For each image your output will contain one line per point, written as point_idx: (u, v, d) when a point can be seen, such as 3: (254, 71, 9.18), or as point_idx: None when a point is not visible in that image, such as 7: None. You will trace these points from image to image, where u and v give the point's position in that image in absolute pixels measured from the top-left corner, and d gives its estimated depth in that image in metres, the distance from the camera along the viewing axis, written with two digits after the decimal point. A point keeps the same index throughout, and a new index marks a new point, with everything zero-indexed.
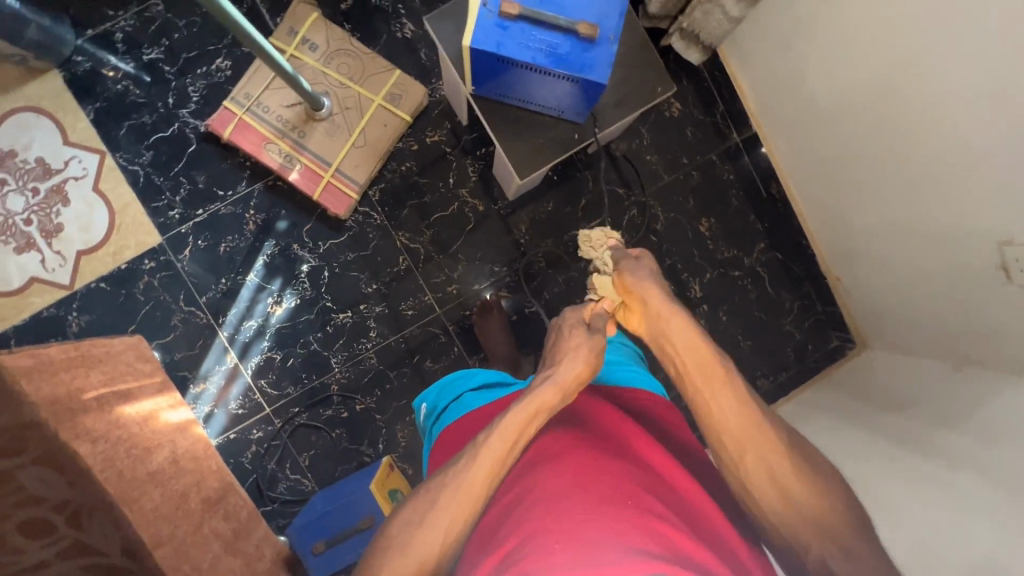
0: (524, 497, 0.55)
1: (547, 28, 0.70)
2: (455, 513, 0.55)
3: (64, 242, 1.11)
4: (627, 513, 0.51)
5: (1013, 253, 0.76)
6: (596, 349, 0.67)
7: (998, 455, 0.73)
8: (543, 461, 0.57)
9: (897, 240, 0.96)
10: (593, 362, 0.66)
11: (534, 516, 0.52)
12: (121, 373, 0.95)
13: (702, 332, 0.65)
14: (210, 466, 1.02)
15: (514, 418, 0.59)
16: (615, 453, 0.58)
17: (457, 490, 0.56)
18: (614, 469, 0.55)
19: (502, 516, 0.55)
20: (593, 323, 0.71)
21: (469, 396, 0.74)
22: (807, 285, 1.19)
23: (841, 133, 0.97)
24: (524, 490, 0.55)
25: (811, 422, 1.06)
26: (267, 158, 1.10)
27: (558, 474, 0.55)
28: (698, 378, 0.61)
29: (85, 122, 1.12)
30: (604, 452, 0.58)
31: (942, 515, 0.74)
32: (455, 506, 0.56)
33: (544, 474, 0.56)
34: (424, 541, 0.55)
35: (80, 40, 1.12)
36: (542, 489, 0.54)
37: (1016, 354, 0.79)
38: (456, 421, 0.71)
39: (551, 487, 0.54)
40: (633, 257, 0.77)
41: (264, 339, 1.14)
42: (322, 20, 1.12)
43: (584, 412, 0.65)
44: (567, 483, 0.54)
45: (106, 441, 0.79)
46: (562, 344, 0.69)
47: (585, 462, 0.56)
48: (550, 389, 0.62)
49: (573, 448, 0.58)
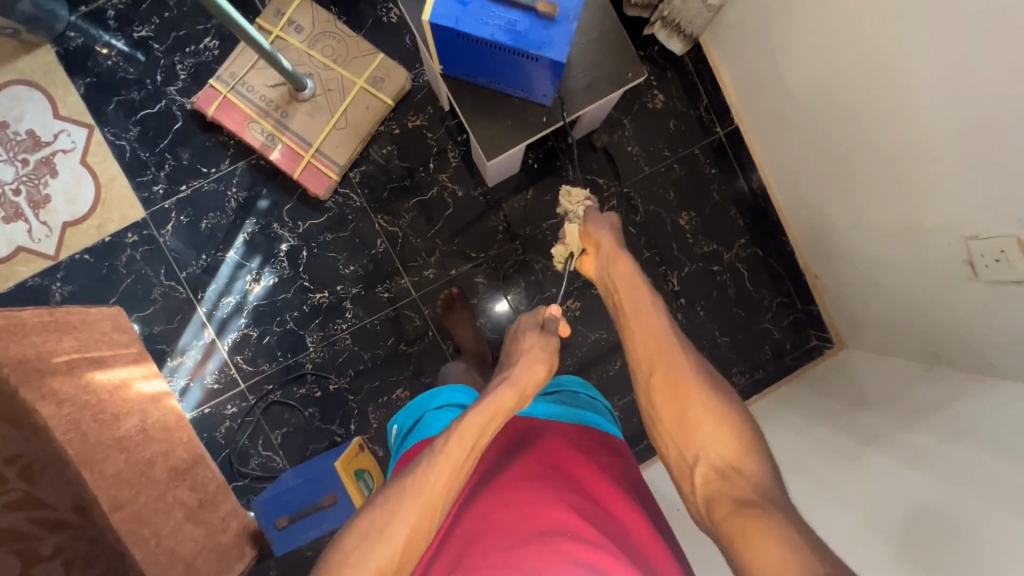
0: (469, 532, 0.53)
1: (506, 5, 0.70)
2: (415, 526, 0.51)
3: (51, 213, 1.14)
4: (572, 542, 0.50)
5: (978, 248, 0.75)
6: (549, 348, 0.67)
7: (957, 453, 0.72)
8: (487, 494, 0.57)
9: (873, 240, 0.94)
10: (551, 364, 0.65)
11: (477, 550, 0.51)
12: (96, 341, 0.97)
13: (641, 275, 0.68)
14: (182, 437, 1.03)
15: (474, 421, 0.57)
16: (562, 487, 0.57)
17: (417, 497, 0.52)
18: (558, 501, 0.55)
19: (451, 548, 0.53)
20: (546, 325, 0.71)
21: (433, 413, 0.72)
22: (787, 282, 1.17)
23: (817, 128, 0.96)
24: (469, 528, 0.54)
25: (780, 418, 1.05)
26: (249, 136, 1.11)
27: (503, 507, 0.54)
28: (633, 317, 0.64)
29: (75, 96, 1.14)
30: (550, 484, 0.57)
31: (893, 509, 0.72)
32: (414, 517, 0.51)
33: (487, 507, 0.55)
34: (381, 553, 0.49)
35: (74, 17, 1.15)
36: (484, 522, 0.53)
37: (986, 352, 0.78)
38: (422, 439, 0.68)
39: (495, 519, 0.53)
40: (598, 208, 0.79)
41: (242, 316, 1.16)
42: (308, 3, 1.13)
43: (535, 442, 0.64)
44: (511, 515, 0.53)
45: (73, 404, 0.81)
46: (518, 345, 0.68)
47: (530, 494, 0.55)
48: (507, 391, 0.60)
49: (517, 481, 0.57)
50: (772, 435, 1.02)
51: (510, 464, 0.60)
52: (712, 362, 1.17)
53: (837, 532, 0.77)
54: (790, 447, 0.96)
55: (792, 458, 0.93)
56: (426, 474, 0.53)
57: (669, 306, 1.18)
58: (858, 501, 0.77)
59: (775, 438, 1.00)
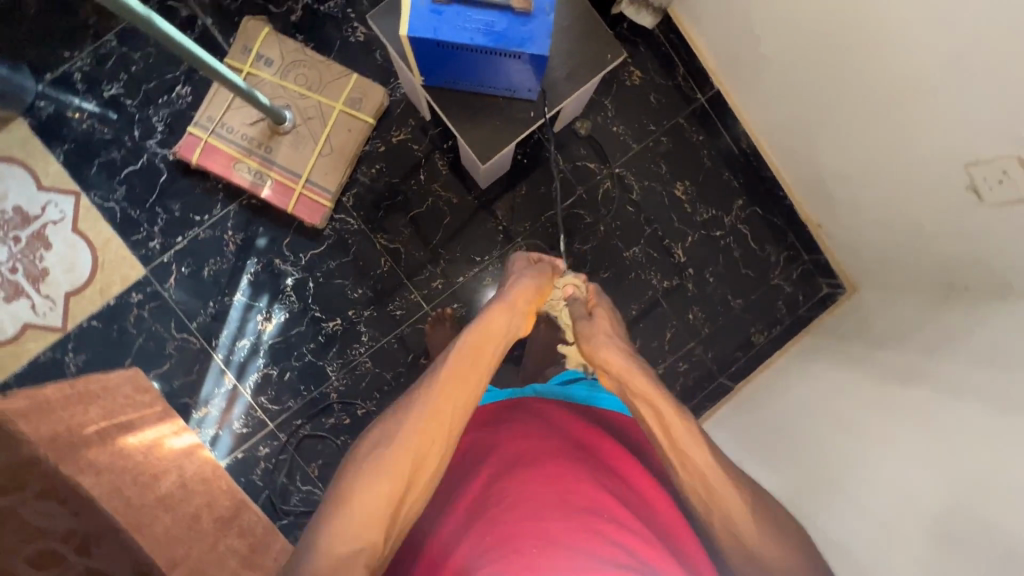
0: (495, 499, 0.57)
1: (481, 7, 0.70)
2: (424, 436, 0.56)
3: (51, 285, 1.13)
4: (603, 521, 0.55)
5: (980, 173, 0.76)
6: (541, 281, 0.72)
7: (986, 376, 0.73)
8: (517, 464, 0.60)
9: (870, 178, 0.95)
10: (541, 289, 0.71)
11: (504, 520, 0.55)
12: (121, 405, 0.97)
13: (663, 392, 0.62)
14: (221, 486, 1.03)
15: (470, 339, 0.62)
16: (589, 465, 0.61)
17: (424, 412, 0.57)
18: (587, 476, 0.59)
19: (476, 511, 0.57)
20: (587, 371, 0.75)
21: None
22: (790, 236, 1.18)
23: (800, 78, 0.96)
24: (496, 496, 0.58)
25: (805, 370, 1.06)
26: (238, 178, 1.11)
27: (533, 481, 0.58)
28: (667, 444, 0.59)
29: (56, 165, 1.13)
30: (577, 458, 0.61)
31: (932, 440, 0.73)
32: (422, 428, 0.56)
33: (517, 478, 0.58)
34: (395, 458, 0.55)
35: (41, 86, 1.13)
36: (514, 494, 0.57)
37: (1001, 272, 0.78)
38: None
39: (524, 492, 0.57)
40: (587, 314, 0.72)
41: (259, 356, 1.15)
42: (274, 35, 1.12)
43: (560, 421, 0.67)
44: (542, 490, 0.57)
45: (110, 472, 0.79)
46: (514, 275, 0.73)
47: (560, 469, 0.59)
48: (502, 312, 0.66)
49: (549, 456, 0.61)
50: (801, 390, 1.02)
51: (538, 436, 0.64)
52: (728, 326, 1.18)
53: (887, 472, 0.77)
54: (821, 397, 0.97)
55: (824, 408, 0.94)
56: (435, 390, 0.58)
57: (678, 278, 1.18)
58: (899, 439, 0.78)
59: (805, 392, 1.01)
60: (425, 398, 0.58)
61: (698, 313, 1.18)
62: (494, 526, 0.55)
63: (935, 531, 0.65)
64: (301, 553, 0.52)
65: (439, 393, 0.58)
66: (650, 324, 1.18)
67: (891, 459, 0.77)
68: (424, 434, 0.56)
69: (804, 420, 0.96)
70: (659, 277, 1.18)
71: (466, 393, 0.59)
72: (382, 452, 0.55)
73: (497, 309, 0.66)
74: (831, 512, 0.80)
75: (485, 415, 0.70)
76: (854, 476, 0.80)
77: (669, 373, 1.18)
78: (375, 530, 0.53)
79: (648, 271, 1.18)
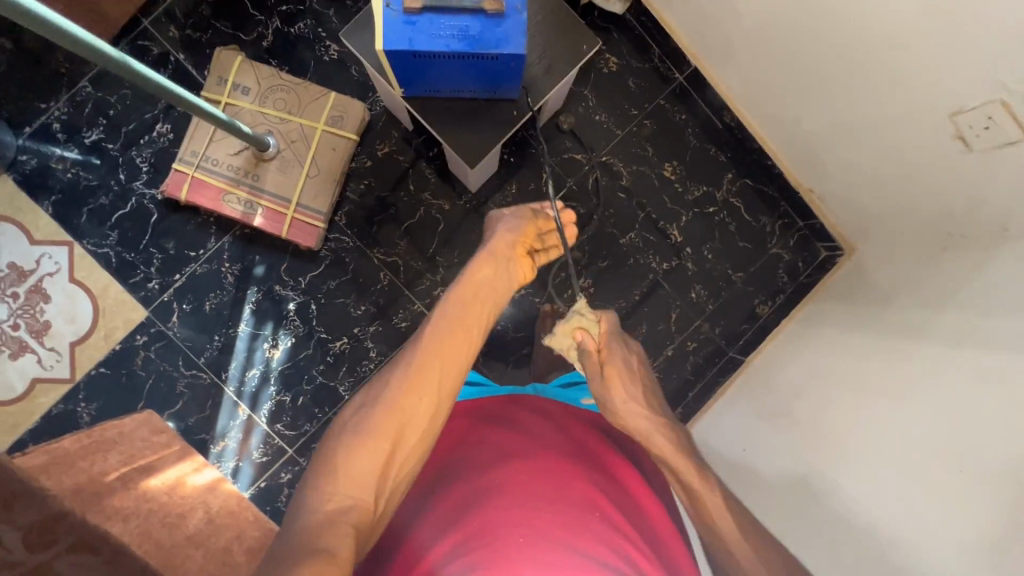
0: (487, 488, 0.58)
1: (454, 13, 0.70)
2: (411, 393, 0.58)
3: (55, 337, 1.13)
4: (597, 518, 0.56)
5: (966, 121, 0.76)
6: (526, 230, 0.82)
7: (992, 320, 0.73)
8: (517, 456, 0.61)
9: (856, 137, 0.95)
10: (526, 232, 0.81)
11: (496, 509, 0.55)
12: (139, 449, 0.97)
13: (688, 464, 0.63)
14: (248, 517, 1.03)
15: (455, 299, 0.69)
16: (589, 465, 0.63)
17: (410, 370, 0.60)
18: (586, 476, 0.61)
19: (464, 500, 0.57)
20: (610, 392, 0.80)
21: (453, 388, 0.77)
22: (783, 204, 1.18)
23: (776, 46, 0.97)
24: (494, 484, 0.58)
25: (814, 335, 1.07)
26: (228, 210, 1.11)
27: (531, 474, 0.59)
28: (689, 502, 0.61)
29: (46, 217, 1.13)
30: (576, 460, 0.63)
31: (946, 389, 0.74)
32: (409, 385, 0.59)
33: (513, 470, 0.59)
34: (382, 416, 0.56)
35: (21, 140, 1.13)
36: (510, 484, 0.58)
37: (997, 216, 0.79)
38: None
39: (519, 485, 0.58)
40: (601, 375, 0.72)
41: (271, 384, 1.15)
42: (248, 62, 1.12)
43: (563, 423, 0.69)
44: (540, 485, 0.58)
45: (137, 516, 0.79)
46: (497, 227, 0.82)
47: (558, 468, 0.60)
48: (488, 265, 0.74)
49: (551, 453, 0.63)
50: (812, 355, 1.03)
51: (540, 435, 0.65)
52: (732, 300, 1.19)
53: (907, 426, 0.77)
54: (831, 360, 0.97)
55: (836, 370, 0.95)
56: (421, 350, 0.62)
57: (677, 259, 1.19)
58: (913, 392, 0.78)
59: (816, 356, 1.02)
60: (416, 353, 0.62)
61: (700, 291, 1.18)
62: (485, 512, 0.55)
63: (962, 479, 0.65)
64: (287, 518, 0.51)
65: (431, 347, 0.62)
66: (654, 307, 1.18)
67: (907, 412, 0.77)
68: (415, 387, 0.59)
69: (819, 384, 0.96)
70: (658, 260, 1.19)
71: (457, 342, 0.64)
72: (373, 411, 0.57)
73: (483, 262, 0.74)
74: (853, 473, 0.79)
75: (483, 405, 0.70)
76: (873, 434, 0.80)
77: (678, 353, 1.18)
78: (366, 489, 0.53)
79: (646, 255, 1.19)
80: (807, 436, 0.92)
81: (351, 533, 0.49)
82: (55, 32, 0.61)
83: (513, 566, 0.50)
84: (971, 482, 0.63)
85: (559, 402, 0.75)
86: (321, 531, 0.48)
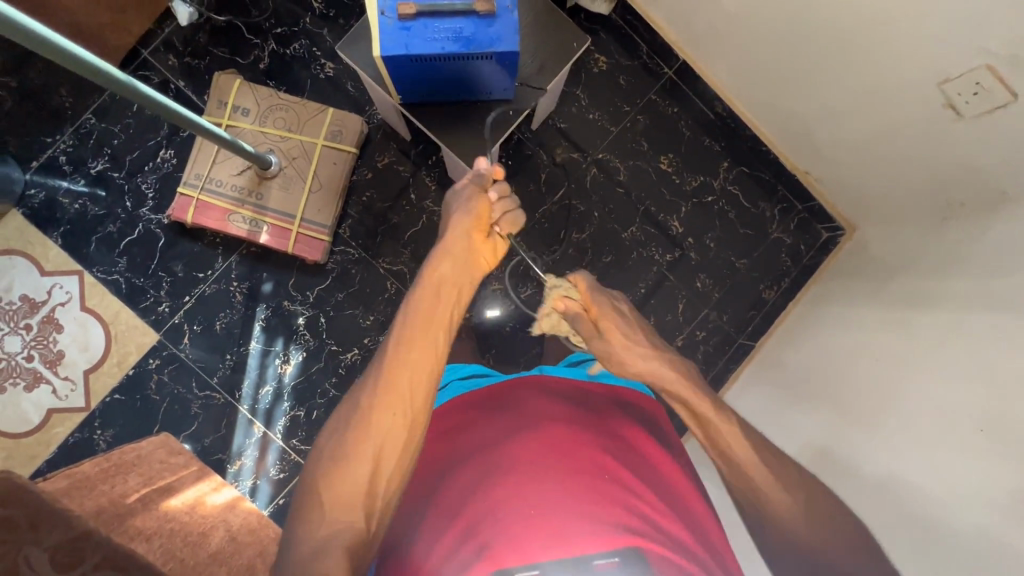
0: (497, 463, 0.61)
1: (448, 16, 0.72)
2: (382, 411, 0.61)
3: (69, 366, 1.14)
4: (606, 482, 0.60)
5: (954, 88, 0.78)
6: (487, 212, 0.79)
7: (999, 281, 0.74)
8: (522, 429, 0.64)
9: (847, 115, 0.97)
10: (480, 213, 0.78)
11: (507, 483, 0.59)
12: (158, 471, 0.97)
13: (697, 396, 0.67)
14: (269, 534, 1.02)
15: (417, 303, 0.69)
16: (591, 428, 0.65)
17: (381, 387, 0.63)
18: (588, 441, 0.63)
19: (478, 478, 0.61)
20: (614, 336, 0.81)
21: (457, 383, 0.76)
22: (780, 189, 1.19)
23: (761, 32, 0.99)
24: (499, 461, 0.61)
25: (823, 314, 1.07)
26: (234, 229, 1.13)
27: (535, 446, 0.62)
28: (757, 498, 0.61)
29: (56, 249, 1.15)
30: (577, 424, 0.65)
31: (957, 352, 0.74)
32: (380, 403, 0.62)
33: (520, 443, 0.62)
34: (356, 439, 0.60)
35: (28, 174, 1.15)
36: (518, 458, 0.61)
37: (996, 180, 0.80)
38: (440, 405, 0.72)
39: (527, 458, 0.61)
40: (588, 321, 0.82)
41: (284, 400, 1.16)
42: (246, 84, 1.14)
43: (563, 389, 0.72)
44: (546, 456, 0.61)
45: (160, 536, 0.78)
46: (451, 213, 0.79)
47: (563, 436, 0.63)
48: (448, 261, 0.74)
49: (552, 421, 0.65)
50: (823, 334, 1.03)
51: (545, 405, 0.67)
52: (738, 287, 1.19)
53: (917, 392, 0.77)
54: (843, 336, 0.97)
55: (848, 346, 0.95)
56: (387, 365, 0.64)
57: (679, 249, 1.20)
58: (926, 358, 0.78)
59: (828, 334, 1.02)
60: (379, 373, 0.64)
61: (705, 280, 1.19)
62: (492, 490, 0.59)
63: (984, 441, 0.64)
64: (284, 552, 0.55)
65: (393, 364, 0.64)
66: (661, 299, 1.19)
67: (927, 380, 0.76)
68: (382, 406, 0.61)
69: (833, 362, 0.96)
70: (660, 252, 1.19)
71: (416, 353, 0.65)
72: (346, 438, 0.60)
73: (442, 260, 0.74)
74: (874, 448, 0.79)
75: (488, 393, 0.71)
76: (892, 405, 0.80)
77: (689, 343, 1.18)
78: (354, 511, 0.57)
79: (649, 248, 1.19)
80: (823, 414, 0.92)
81: (345, 556, 0.53)
82: (53, 50, 0.62)
83: (523, 540, 0.56)
84: (995, 441, 0.63)
85: (562, 380, 0.74)
86: (315, 561, 0.53)
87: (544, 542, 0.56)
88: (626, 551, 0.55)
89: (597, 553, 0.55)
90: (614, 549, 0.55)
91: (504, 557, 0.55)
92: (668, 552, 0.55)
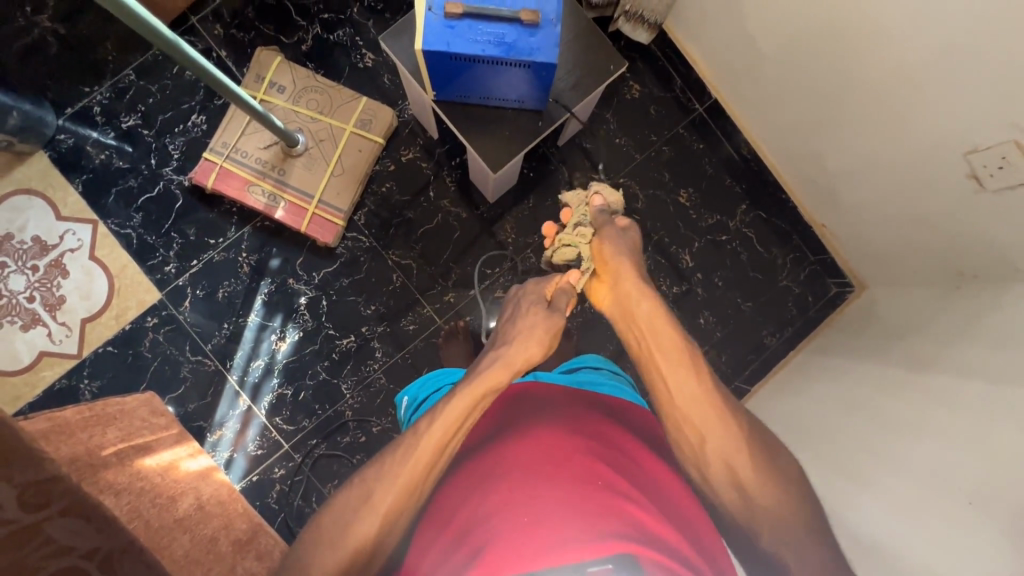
0: (490, 468, 0.64)
1: (492, 21, 0.74)
2: (383, 502, 0.62)
3: (68, 313, 1.14)
4: (599, 490, 0.61)
5: (979, 160, 0.78)
6: (551, 331, 0.81)
7: (998, 356, 0.74)
8: (515, 435, 0.67)
9: (870, 173, 0.97)
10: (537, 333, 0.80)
11: (501, 488, 0.62)
12: (137, 428, 0.96)
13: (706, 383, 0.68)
14: (237, 509, 1.01)
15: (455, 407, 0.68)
16: (584, 435, 0.67)
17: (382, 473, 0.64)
18: (581, 447, 0.66)
19: (474, 480, 0.64)
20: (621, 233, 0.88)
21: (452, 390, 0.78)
22: (795, 238, 1.19)
23: (798, 81, 0.99)
24: (494, 466, 0.64)
25: (823, 368, 1.06)
26: (252, 200, 1.14)
27: (528, 451, 0.65)
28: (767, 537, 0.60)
29: (75, 196, 1.17)
30: (571, 432, 0.67)
31: (957, 420, 0.73)
32: (384, 496, 0.62)
33: (513, 450, 0.66)
34: (351, 537, 0.61)
35: (61, 119, 1.18)
36: (509, 465, 0.64)
37: (1009, 257, 0.80)
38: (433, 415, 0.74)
39: (520, 465, 0.64)
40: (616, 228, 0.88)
41: (274, 376, 1.15)
42: (286, 63, 1.17)
43: (558, 395, 0.73)
44: (539, 464, 0.64)
45: (129, 492, 0.77)
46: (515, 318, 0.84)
47: (558, 442, 0.66)
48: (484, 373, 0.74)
49: (545, 429, 0.68)
50: (817, 391, 1.02)
51: (541, 412, 0.70)
52: (741, 329, 1.19)
53: (908, 453, 0.76)
54: (840, 393, 0.96)
55: (846, 403, 0.94)
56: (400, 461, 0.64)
57: (686, 284, 1.20)
58: (927, 423, 0.77)
59: (824, 390, 1.01)
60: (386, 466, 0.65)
61: (709, 317, 1.19)
62: (485, 498, 0.62)
63: (970, 513, 0.63)
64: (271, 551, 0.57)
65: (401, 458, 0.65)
66: None
67: (921, 445, 0.75)
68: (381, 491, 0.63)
69: (822, 417, 0.96)
70: (668, 285, 1.19)
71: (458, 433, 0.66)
72: (344, 524, 0.62)
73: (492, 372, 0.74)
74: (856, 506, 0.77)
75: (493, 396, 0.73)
76: (882, 464, 0.78)
77: None
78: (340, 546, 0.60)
79: (656, 279, 1.19)
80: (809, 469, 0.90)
81: None
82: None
83: (516, 547, 0.57)
84: (983, 516, 0.61)
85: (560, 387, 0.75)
86: None
87: (538, 551, 0.56)
88: (620, 557, 0.56)
89: (593, 560, 0.56)
90: (608, 556, 0.56)
91: (495, 564, 0.56)
92: (666, 560, 0.56)
